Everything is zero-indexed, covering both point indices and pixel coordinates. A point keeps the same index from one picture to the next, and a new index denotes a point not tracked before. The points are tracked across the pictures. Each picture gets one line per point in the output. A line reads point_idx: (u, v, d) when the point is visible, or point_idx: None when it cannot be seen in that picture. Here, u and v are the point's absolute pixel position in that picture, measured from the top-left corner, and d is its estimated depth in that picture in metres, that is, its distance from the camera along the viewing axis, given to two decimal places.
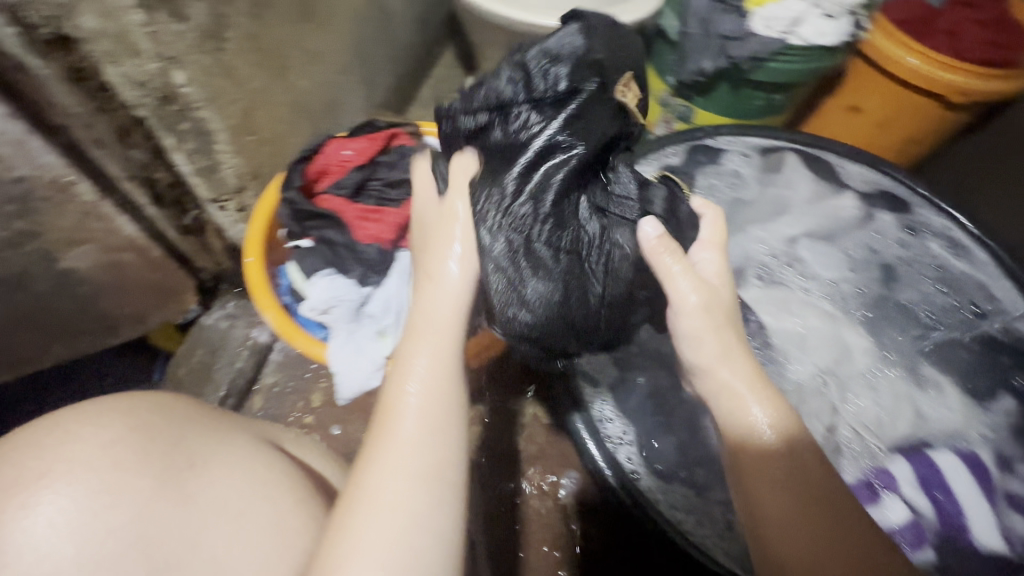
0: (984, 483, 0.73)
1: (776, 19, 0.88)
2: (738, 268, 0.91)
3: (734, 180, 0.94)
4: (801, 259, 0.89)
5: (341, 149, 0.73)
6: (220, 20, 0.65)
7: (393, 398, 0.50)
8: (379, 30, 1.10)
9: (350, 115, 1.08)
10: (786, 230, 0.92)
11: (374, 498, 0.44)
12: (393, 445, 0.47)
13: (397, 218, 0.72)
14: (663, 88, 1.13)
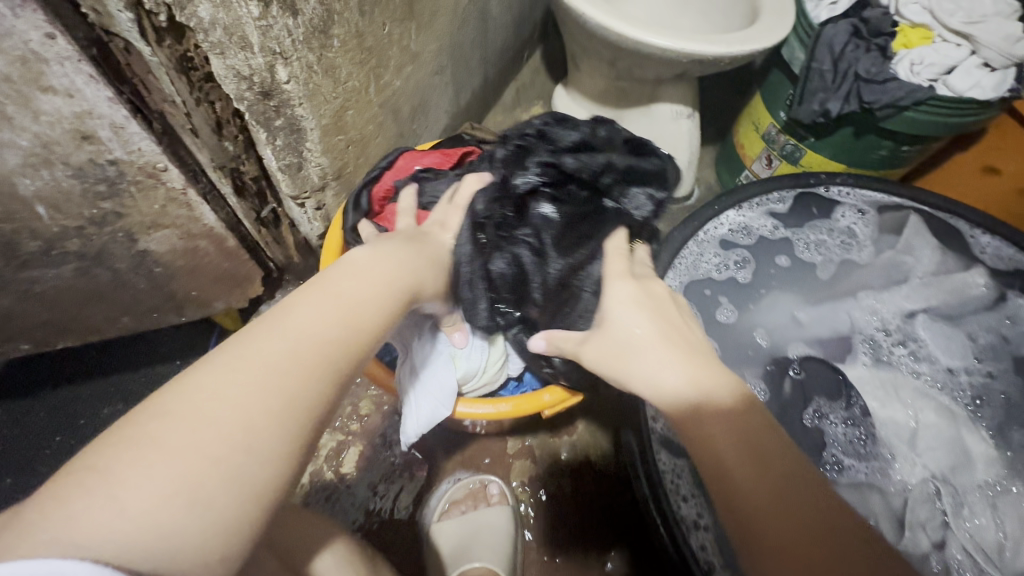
0: None
1: (926, 65, 0.79)
2: (843, 337, 0.79)
3: (847, 240, 0.86)
4: (920, 339, 0.78)
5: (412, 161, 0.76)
6: (331, 16, 0.62)
7: (291, 320, 0.42)
8: (476, 31, 1.05)
9: (434, 116, 1.04)
10: (905, 302, 0.81)
11: (185, 398, 0.37)
12: (250, 366, 0.39)
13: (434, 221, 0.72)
14: (770, 121, 1.03)
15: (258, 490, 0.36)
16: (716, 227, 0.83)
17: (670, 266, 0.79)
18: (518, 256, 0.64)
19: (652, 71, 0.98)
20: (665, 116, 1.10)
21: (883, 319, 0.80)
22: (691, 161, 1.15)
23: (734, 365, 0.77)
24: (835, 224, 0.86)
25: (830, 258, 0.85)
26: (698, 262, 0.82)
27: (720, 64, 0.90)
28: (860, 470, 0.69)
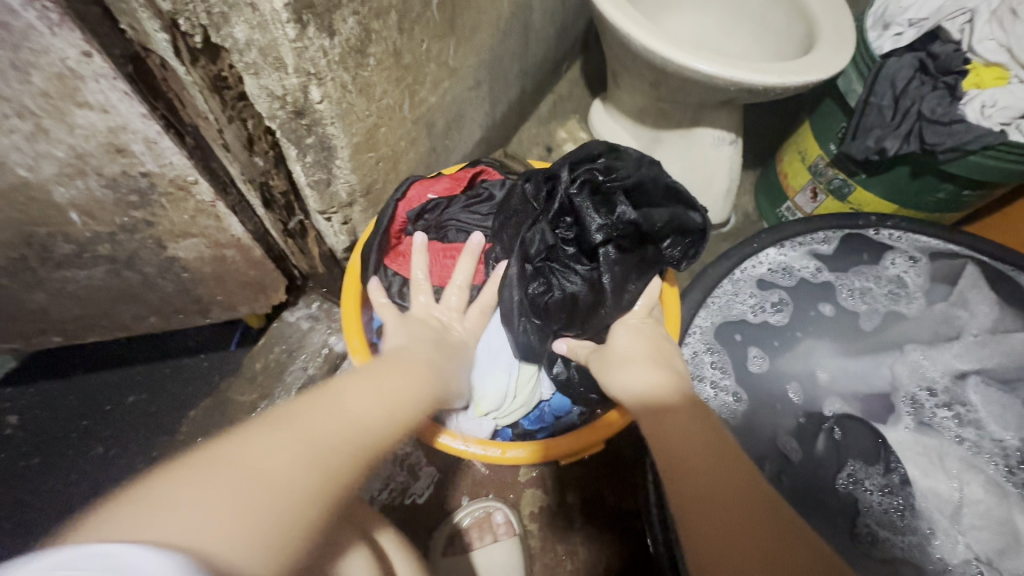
0: None
1: (1001, 108, 0.73)
2: (885, 395, 0.75)
3: (895, 289, 0.81)
4: (971, 403, 0.73)
5: (426, 190, 0.72)
6: (368, 35, 0.61)
7: (345, 393, 0.42)
8: (516, 45, 1.03)
9: (469, 130, 1.02)
10: (956, 360, 0.75)
11: (244, 442, 0.34)
12: (311, 419, 0.38)
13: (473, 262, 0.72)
14: (819, 154, 0.98)
15: (290, 546, 0.31)
16: (753, 265, 0.79)
17: (702, 305, 0.76)
18: (572, 290, 0.67)
19: (696, 96, 0.94)
20: (706, 142, 1.06)
21: (931, 378, 0.75)
22: (731, 189, 1.11)
23: (767, 416, 0.73)
24: (883, 270, 0.81)
25: (876, 307, 0.80)
26: (731, 302, 0.78)
27: (770, 94, 0.86)
28: (897, 543, 0.66)
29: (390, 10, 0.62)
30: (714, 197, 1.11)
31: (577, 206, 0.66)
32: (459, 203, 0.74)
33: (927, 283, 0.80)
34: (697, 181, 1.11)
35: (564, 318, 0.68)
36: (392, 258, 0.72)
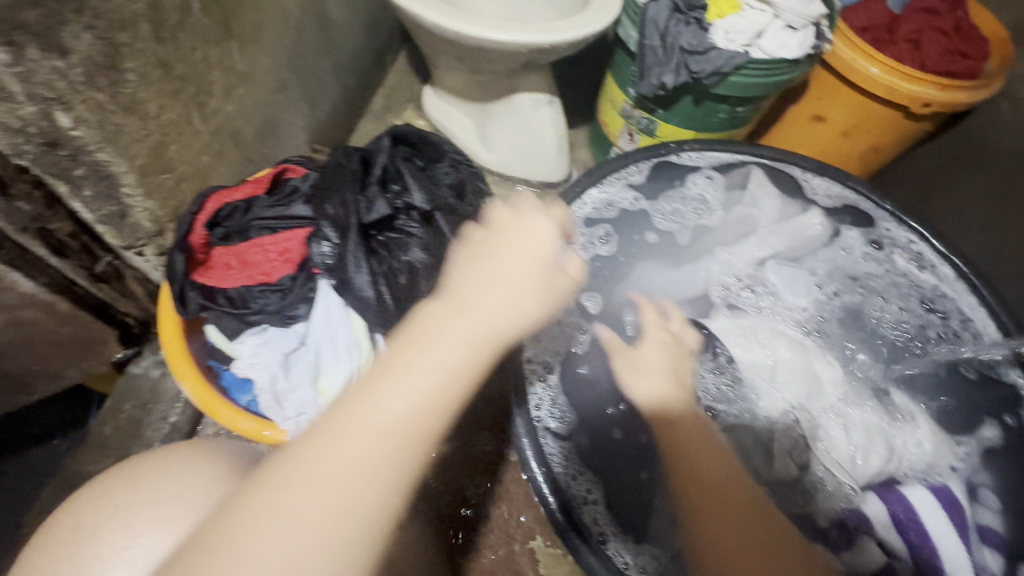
0: (958, 520, 0.71)
1: (739, 32, 0.85)
2: (704, 296, 0.91)
3: (699, 205, 0.92)
4: (772, 285, 0.92)
5: (224, 202, 0.59)
6: (118, 50, 0.57)
7: (388, 381, 0.37)
8: (318, 42, 1.01)
9: (289, 135, 0.99)
10: (754, 252, 0.92)
11: (300, 479, 0.35)
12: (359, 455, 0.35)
13: (292, 245, 0.56)
14: (623, 99, 1.08)
15: None
16: (579, 207, 0.85)
17: None
18: (408, 259, 0.55)
19: (502, 64, 0.99)
20: (527, 105, 1.14)
21: (737, 272, 0.92)
22: (562, 146, 1.18)
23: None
24: (688, 190, 0.91)
25: (685, 224, 0.92)
26: None
27: (560, 51, 0.93)
28: (731, 413, 0.79)
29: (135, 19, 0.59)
30: (548, 156, 1.18)
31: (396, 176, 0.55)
32: (259, 203, 0.59)
33: (723, 193, 0.91)
34: (529, 144, 1.17)
35: (402, 296, 0.54)
36: (200, 275, 0.57)
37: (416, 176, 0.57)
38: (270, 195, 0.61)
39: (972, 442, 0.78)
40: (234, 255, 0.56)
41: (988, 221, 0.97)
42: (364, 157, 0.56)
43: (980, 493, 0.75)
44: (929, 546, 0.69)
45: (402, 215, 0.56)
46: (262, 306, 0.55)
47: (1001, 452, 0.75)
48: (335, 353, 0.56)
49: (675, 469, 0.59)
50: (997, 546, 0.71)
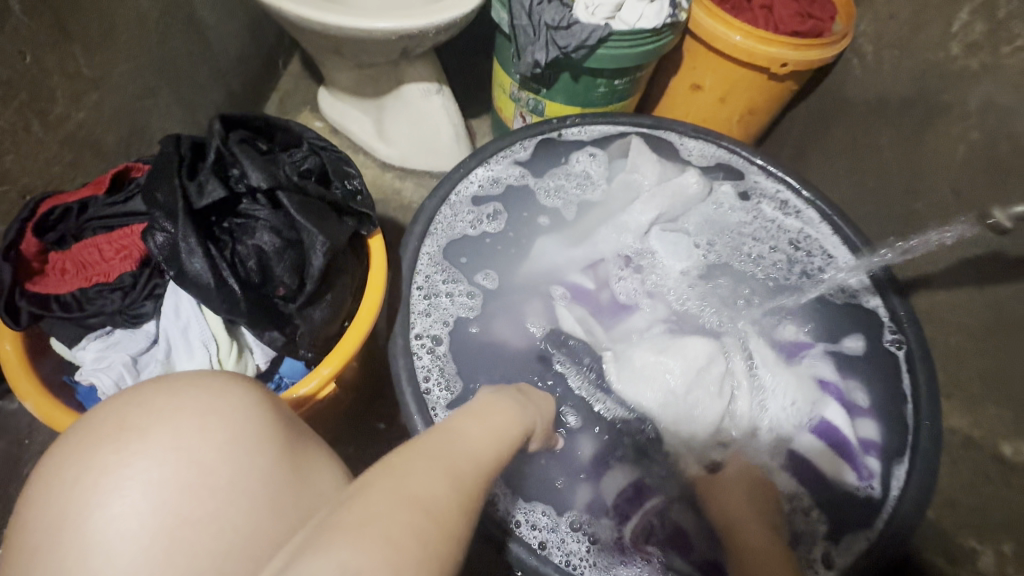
0: (840, 444, 0.77)
1: (599, 5, 0.89)
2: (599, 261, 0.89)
3: (583, 181, 0.95)
4: (654, 251, 0.91)
5: (56, 205, 0.56)
6: None
7: (467, 470, 0.43)
8: (189, 46, 0.98)
9: (164, 143, 0.95)
10: (642, 218, 0.89)
11: (431, 456, 0.42)
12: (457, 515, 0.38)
13: (127, 240, 0.54)
14: (510, 82, 1.09)
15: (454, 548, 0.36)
16: (465, 186, 0.86)
17: (425, 234, 0.81)
18: (257, 244, 0.53)
19: (380, 55, 0.99)
20: (416, 96, 1.13)
21: (626, 242, 0.90)
22: (459, 134, 1.19)
23: (518, 316, 0.84)
24: (572, 169, 0.95)
25: (570, 199, 0.94)
26: (452, 223, 0.84)
27: (431, 35, 0.93)
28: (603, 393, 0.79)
29: None
30: (446, 145, 1.19)
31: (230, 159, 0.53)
32: (96, 204, 0.57)
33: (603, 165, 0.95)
34: (426, 135, 1.17)
35: (253, 283, 0.54)
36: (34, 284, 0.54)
37: (251, 156, 0.54)
38: (110, 194, 0.58)
39: (833, 352, 0.85)
40: (69, 258, 0.54)
41: (853, 167, 1.00)
42: (195, 141, 0.54)
43: (854, 410, 0.81)
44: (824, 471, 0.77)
45: (242, 198, 0.54)
46: (101, 307, 0.53)
47: (862, 359, 0.83)
48: (188, 350, 0.54)
49: (738, 549, 0.66)
50: (872, 452, 0.77)
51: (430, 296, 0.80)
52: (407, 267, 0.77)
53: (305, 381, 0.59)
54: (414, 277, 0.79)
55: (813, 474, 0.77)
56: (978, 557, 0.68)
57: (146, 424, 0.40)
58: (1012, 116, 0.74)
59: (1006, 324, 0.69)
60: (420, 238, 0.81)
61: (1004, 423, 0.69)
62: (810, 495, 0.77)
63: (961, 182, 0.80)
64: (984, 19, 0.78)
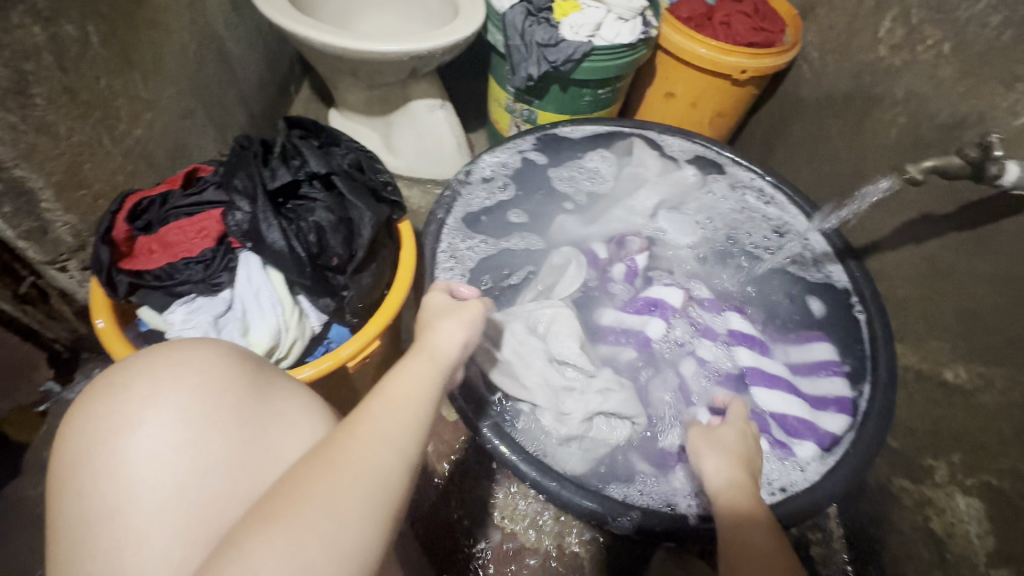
0: (789, 390, 0.88)
1: (582, 25, 1.03)
2: (618, 237, 1.02)
3: (593, 176, 1.10)
4: (662, 230, 1.06)
5: (141, 197, 0.67)
6: (23, 77, 0.65)
7: (383, 435, 0.43)
8: (220, 73, 1.10)
9: (201, 159, 1.06)
10: (647, 202, 1.06)
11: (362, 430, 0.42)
12: (376, 458, 0.41)
13: (212, 221, 0.65)
14: (505, 96, 1.23)
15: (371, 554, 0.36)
16: (479, 173, 1.00)
17: (449, 209, 0.95)
18: (315, 220, 0.65)
19: (391, 75, 1.12)
20: (422, 111, 1.26)
21: (638, 223, 1.06)
22: (460, 144, 1.32)
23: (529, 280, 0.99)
24: (584, 164, 1.10)
25: (581, 188, 1.10)
26: (471, 203, 0.99)
27: (438, 56, 1.07)
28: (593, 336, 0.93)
29: (40, 51, 0.67)
30: (450, 155, 1.31)
31: (296, 154, 0.68)
32: (176, 195, 0.68)
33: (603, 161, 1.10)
34: (431, 146, 1.30)
35: (312, 253, 0.64)
36: (129, 262, 0.64)
37: (307, 150, 0.67)
38: (186, 188, 0.69)
39: (799, 312, 0.99)
40: (160, 239, 0.64)
41: (810, 158, 1.16)
42: (264, 141, 0.68)
43: (821, 368, 0.91)
44: (799, 425, 0.85)
45: (303, 182, 0.67)
46: (187, 277, 0.63)
47: (822, 317, 0.97)
48: (259, 308, 0.64)
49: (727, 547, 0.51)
50: (844, 412, 0.86)
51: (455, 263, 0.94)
52: (434, 237, 0.91)
53: (356, 337, 0.69)
54: (440, 246, 0.92)
55: (791, 424, 0.85)
56: (935, 471, 0.79)
57: (127, 384, 0.44)
58: (930, 100, 0.89)
59: (941, 272, 0.83)
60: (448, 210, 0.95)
61: (946, 354, 0.81)
62: (783, 437, 0.85)
63: (896, 159, 0.95)
64: (901, 25, 0.93)
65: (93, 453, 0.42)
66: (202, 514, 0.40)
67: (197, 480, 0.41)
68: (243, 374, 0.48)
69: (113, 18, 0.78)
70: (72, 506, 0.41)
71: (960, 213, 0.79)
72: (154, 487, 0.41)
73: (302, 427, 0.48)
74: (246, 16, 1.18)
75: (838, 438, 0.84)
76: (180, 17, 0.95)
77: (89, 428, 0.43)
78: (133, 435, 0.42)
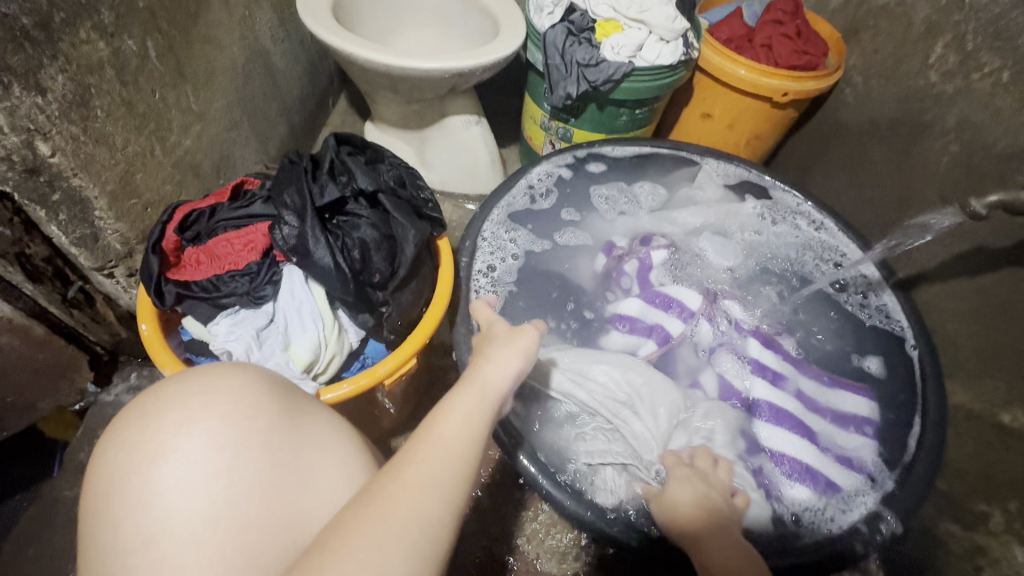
0: (803, 433, 0.81)
1: (623, 46, 1.03)
2: (644, 234, 1.01)
3: (632, 198, 1.08)
4: (702, 250, 1.02)
5: (191, 209, 0.68)
6: (87, 89, 0.67)
7: (446, 448, 0.45)
8: (264, 87, 1.12)
9: (242, 170, 1.08)
10: (690, 219, 1.04)
11: (422, 454, 0.44)
12: (424, 498, 0.41)
13: (260, 235, 0.65)
14: (541, 113, 1.23)
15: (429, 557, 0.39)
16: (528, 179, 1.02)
17: (494, 212, 0.96)
18: (360, 236, 0.65)
19: (430, 91, 1.13)
20: (457, 126, 1.27)
21: (672, 232, 1.03)
22: (494, 160, 1.32)
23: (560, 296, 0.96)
24: (630, 189, 1.08)
25: (617, 208, 1.07)
26: (513, 208, 1.00)
27: (478, 73, 1.08)
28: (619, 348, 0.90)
29: (103, 64, 0.69)
30: (483, 170, 1.32)
31: (344, 172, 0.69)
32: (225, 207, 0.69)
33: (649, 182, 1.09)
34: (465, 160, 1.31)
35: (356, 270, 0.64)
36: (177, 272, 0.65)
37: (354, 169, 0.68)
38: (234, 201, 0.70)
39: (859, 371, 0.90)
40: (208, 250, 0.65)
41: (851, 183, 1.13)
42: (313, 157, 0.69)
43: (854, 422, 0.84)
44: (804, 469, 0.78)
45: (351, 200, 0.68)
46: (234, 289, 0.64)
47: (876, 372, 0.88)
48: (301, 324, 0.64)
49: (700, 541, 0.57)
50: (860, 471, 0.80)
51: (489, 270, 0.94)
52: (473, 238, 0.92)
53: (393, 354, 0.69)
54: (476, 252, 0.93)
55: (800, 467, 0.79)
56: (988, 518, 0.75)
57: (162, 412, 0.45)
58: (986, 129, 0.86)
59: (998, 309, 0.80)
60: (491, 214, 0.96)
61: (1002, 395, 0.78)
62: (801, 485, 0.78)
63: (946, 189, 0.93)
64: (955, 51, 0.91)
65: (124, 483, 0.42)
66: (236, 543, 0.40)
67: (231, 508, 0.41)
68: (273, 399, 0.48)
69: (170, 34, 0.81)
70: (108, 529, 0.41)
71: (1020, 247, 0.76)
72: (189, 517, 0.40)
73: (334, 455, 0.48)
74: (292, 32, 1.21)
75: (853, 497, 0.77)
76: (231, 32, 0.97)
77: (123, 455, 0.43)
78: (167, 462, 0.42)
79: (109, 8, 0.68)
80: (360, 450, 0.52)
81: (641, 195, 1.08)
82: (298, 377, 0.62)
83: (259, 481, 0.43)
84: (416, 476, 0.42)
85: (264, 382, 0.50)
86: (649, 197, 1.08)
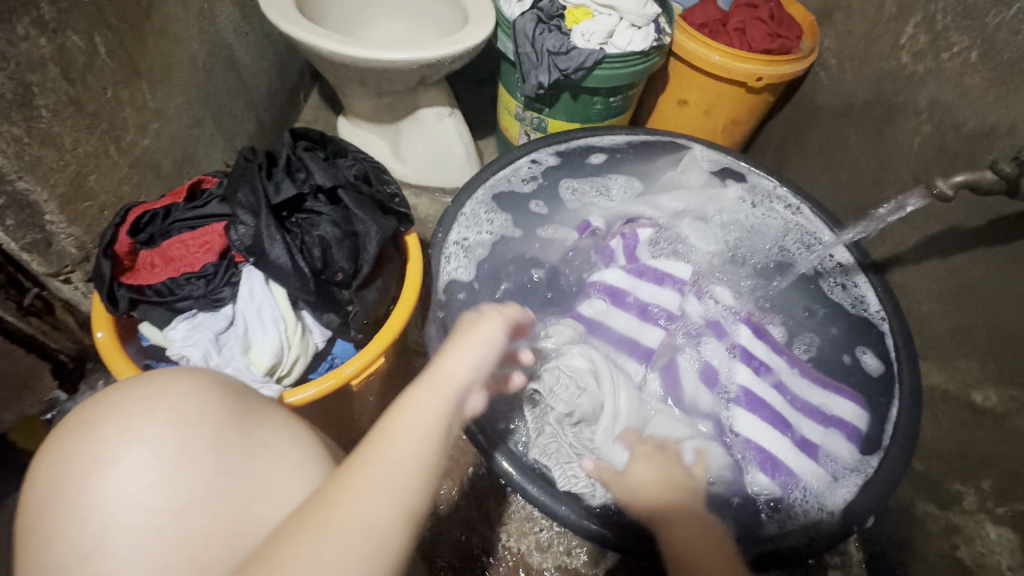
0: (774, 421, 0.81)
1: (593, 33, 1.02)
2: (631, 216, 1.02)
3: (602, 189, 1.05)
4: (683, 234, 1.01)
5: (143, 211, 0.65)
6: (28, 88, 0.64)
7: (402, 449, 0.43)
8: (228, 82, 1.09)
9: (208, 169, 1.05)
10: (672, 204, 1.03)
11: (369, 460, 0.41)
12: (371, 504, 0.38)
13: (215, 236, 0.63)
14: (515, 103, 1.21)
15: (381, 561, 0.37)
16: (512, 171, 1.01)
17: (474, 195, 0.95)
18: (320, 234, 0.63)
19: (400, 83, 1.11)
20: (430, 119, 1.25)
21: (656, 216, 1.02)
22: (469, 152, 1.30)
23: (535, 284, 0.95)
24: (601, 179, 1.06)
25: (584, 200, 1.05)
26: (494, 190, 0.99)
27: (447, 64, 1.05)
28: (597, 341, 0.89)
29: (45, 62, 0.66)
30: (458, 162, 1.30)
31: (303, 169, 0.67)
32: (179, 207, 0.66)
33: (625, 170, 1.06)
34: (439, 153, 1.28)
35: (316, 268, 0.62)
36: (130, 277, 0.63)
37: (311, 165, 0.66)
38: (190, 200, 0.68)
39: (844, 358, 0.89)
40: (162, 253, 0.63)
41: (828, 167, 1.13)
42: (269, 154, 0.68)
43: (830, 421, 0.83)
44: (767, 459, 0.79)
45: (310, 197, 0.66)
46: (189, 292, 0.62)
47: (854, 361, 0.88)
48: (261, 326, 0.62)
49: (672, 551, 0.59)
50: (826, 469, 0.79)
51: (467, 252, 0.93)
52: (452, 221, 0.91)
53: (360, 354, 0.67)
54: (453, 236, 0.92)
55: (769, 462, 0.79)
56: (963, 497, 0.75)
57: (100, 422, 0.43)
58: (956, 109, 0.85)
59: (970, 289, 0.79)
60: (469, 199, 0.95)
61: (974, 374, 0.78)
62: (764, 475, 0.78)
63: (918, 170, 0.92)
64: (925, 31, 0.90)
65: (62, 496, 0.40)
66: (176, 554, 0.38)
67: (173, 519, 0.39)
68: (223, 405, 0.47)
69: (121, 29, 0.78)
70: (45, 540, 0.39)
71: (990, 227, 0.76)
72: (128, 528, 0.39)
73: (285, 462, 0.46)
74: (255, 25, 1.17)
75: (818, 491, 0.77)
76: (190, 27, 0.94)
77: (59, 468, 0.42)
78: (106, 474, 0.41)
79: (49, 3, 0.65)
80: (320, 453, 0.50)
81: (617, 181, 1.06)
82: (259, 380, 0.61)
83: (203, 490, 0.41)
84: (363, 485, 0.39)
85: (211, 387, 0.48)
86: (625, 186, 1.06)
